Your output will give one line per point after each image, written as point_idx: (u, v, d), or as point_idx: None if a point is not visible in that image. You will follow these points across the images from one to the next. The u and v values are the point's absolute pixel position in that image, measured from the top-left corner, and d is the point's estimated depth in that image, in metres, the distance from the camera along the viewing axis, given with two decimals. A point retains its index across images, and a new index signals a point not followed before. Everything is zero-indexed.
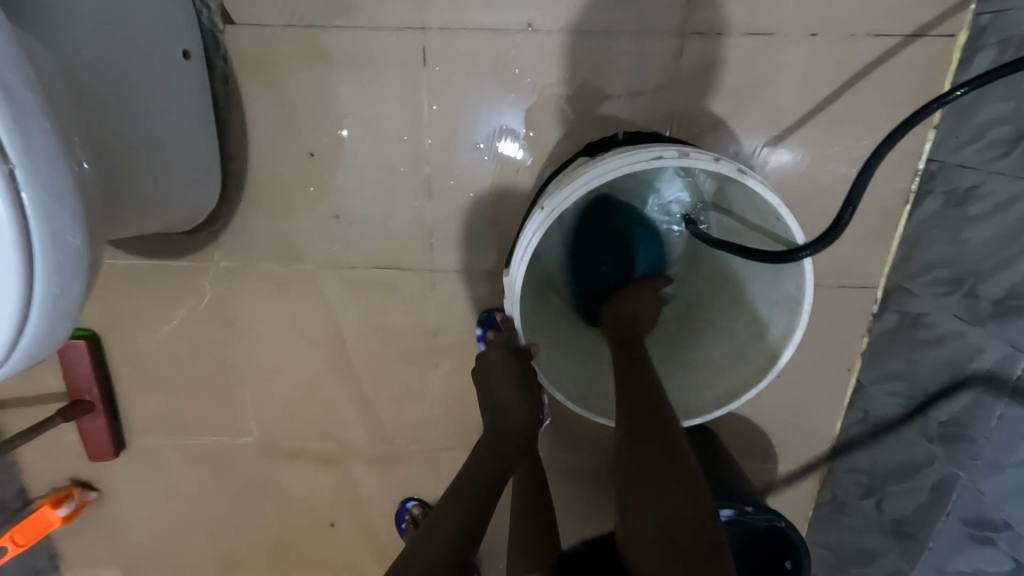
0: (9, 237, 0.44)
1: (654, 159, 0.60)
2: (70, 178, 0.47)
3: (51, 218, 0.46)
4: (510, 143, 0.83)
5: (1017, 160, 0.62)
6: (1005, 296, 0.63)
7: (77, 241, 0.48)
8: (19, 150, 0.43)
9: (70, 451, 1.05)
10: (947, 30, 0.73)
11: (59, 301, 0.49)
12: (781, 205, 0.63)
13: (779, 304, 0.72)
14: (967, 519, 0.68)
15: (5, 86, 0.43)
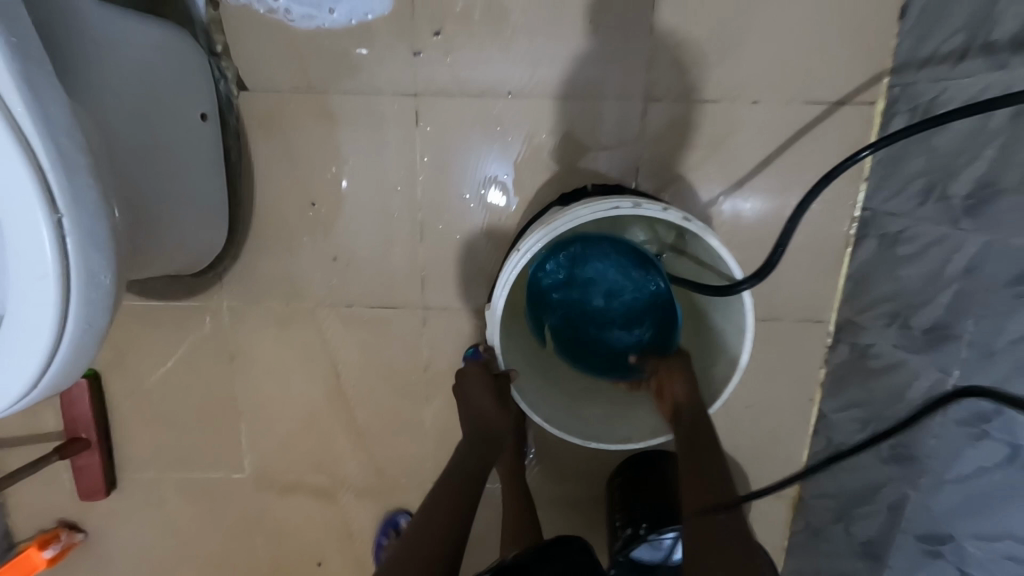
0: (53, 276, 0.50)
1: (611, 208, 0.69)
2: (106, 226, 0.55)
3: (88, 259, 0.53)
4: (496, 194, 0.91)
5: (934, 207, 0.72)
6: (934, 326, 0.72)
7: (109, 280, 0.55)
8: (68, 202, 0.51)
9: (63, 489, 1.07)
10: (869, 97, 0.84)
11: (86, 333, 0.55)
12: (722, 246, 0.72)
13: (731, 333, 0.79)
14: (920, 535, 0.73)
15: (61, 149, 0.51)
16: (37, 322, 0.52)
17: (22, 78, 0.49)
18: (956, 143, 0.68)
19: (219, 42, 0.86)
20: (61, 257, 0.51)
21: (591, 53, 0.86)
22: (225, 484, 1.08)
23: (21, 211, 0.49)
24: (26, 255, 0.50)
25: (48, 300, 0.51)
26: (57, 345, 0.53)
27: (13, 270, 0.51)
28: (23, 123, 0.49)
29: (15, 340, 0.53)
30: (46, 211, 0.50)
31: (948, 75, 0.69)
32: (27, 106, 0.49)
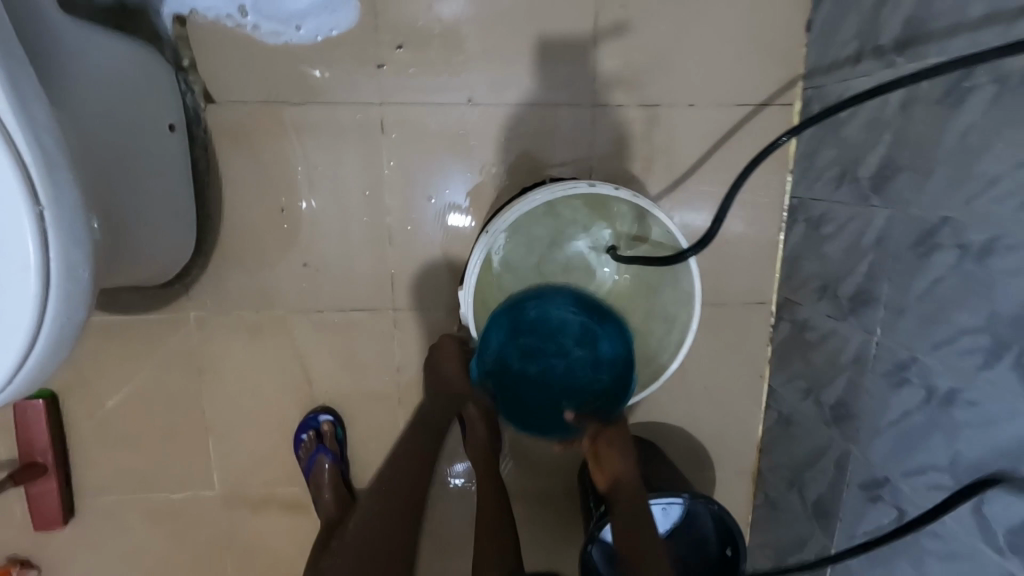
0: (33, 268, 0.52)
1: (570, 187, 0.81)
2: (84, 222, 0.56)
3: (68, 253, 0.54)
4: (459, 217, 0.97)
5: (848, 190, 0.82)
6: (857, 292, 0.81)
7: (88, 273, 0.56)
8: (49, 195, 0.52)
9: (16, 521, 1.02)
10: (787, 100, 0.95)
11: (65, 327, 0.56)
12: (667, 220, 0.83)
13: (681, 300, 0.88)
14: (861, 484, 0.81)
15: (42, 145, 0.53)
16: (15, 315, 0.53)
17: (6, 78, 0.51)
18: (860, 132, 0.79)
19: (186, 57, 0.88)
20: (41, 251, 0.52)
21: (543, 63, 0.93)
22: (192, 503, 1.05)
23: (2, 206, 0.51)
24: (6, 249, 0.51)
25: (28, 292, 0.52)
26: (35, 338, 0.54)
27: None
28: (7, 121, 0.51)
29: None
30: (28, 204, 0.51)
31: (850, 75, 0.81)
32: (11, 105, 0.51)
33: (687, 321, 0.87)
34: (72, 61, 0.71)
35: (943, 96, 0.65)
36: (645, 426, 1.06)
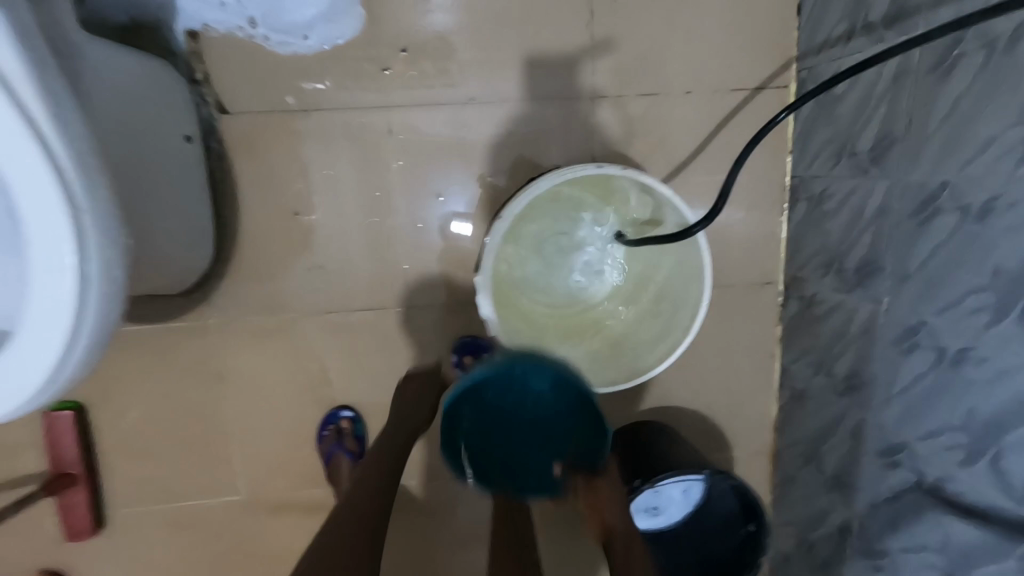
0: (72, 268, 0.54)
1: (579, 169, 0.79)
2: (117, 224, 0.59)
3: (103, 253, 0.57)
4: (462, 224, 1.00)
5: (846, 164, 0.84)
6: (861, 264, 0.82)
7: (120, 274, 0.59)
8: (86, 199, 0.55)
9: (45, 535, 1.03)
10: (782, 82, 0.98)
11: (99, 325, 0.58)
12: (675, 195, 0.80)
13: (690, 276, 0.88)
14: (880, 451, 0.82)
15: (80, 151, 0.56)
16: (55, 313, 0.55)
17: (45, 88, 0.54)
18: (853, 108, 0.81)
19: (199, 71, 0.91)
20: (79, 251, 0.55)
21: (543, 59, 0.95)
22: (215, 511, 1.05)
23: (43, 209, 0.54)
24: (47, 250, 0.54)
25: (67, 291, 0.55)
26: (74, 335, 0.56)
27: (36, 265, 0.55)
28: (43, 129, 0.53)
29: (34, 333, 0.56)
30: (66, 206, 0.54)
31: (842, 54, 0.83)
32: (49, 112, 0.54)
33: (699, 295, 0.85)
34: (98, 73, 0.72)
35: (934, 66, 0.67)
36: (660, 410, 1.07)
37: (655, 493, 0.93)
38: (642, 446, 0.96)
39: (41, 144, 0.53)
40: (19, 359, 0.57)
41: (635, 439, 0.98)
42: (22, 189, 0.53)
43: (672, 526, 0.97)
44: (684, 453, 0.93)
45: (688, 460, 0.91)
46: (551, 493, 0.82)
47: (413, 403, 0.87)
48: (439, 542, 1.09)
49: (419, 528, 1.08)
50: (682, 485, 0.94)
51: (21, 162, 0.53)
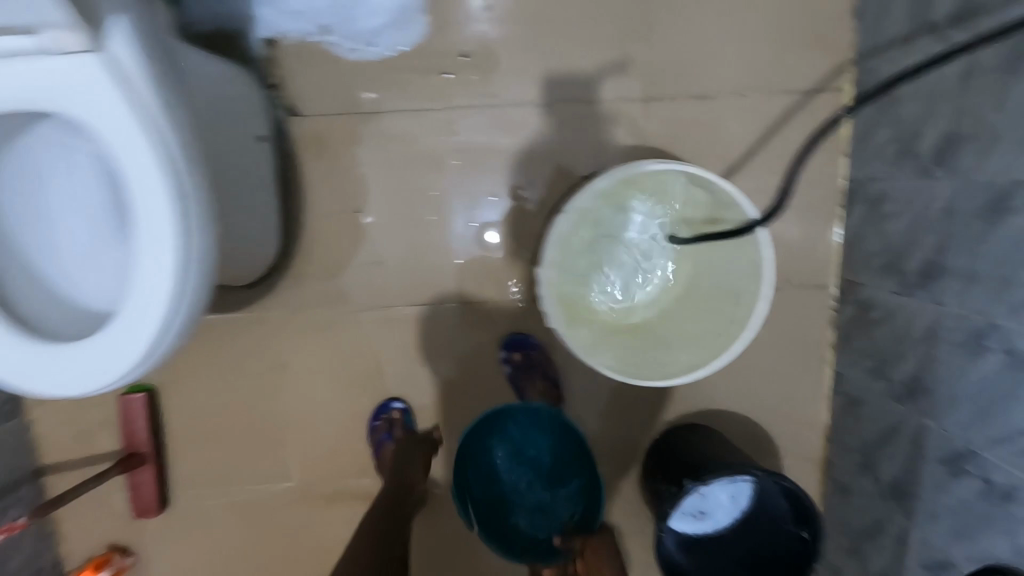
0: (174, 249, 0.59)
1: (643, 164, 0.79)
2: (212, 213, 0.64)
3: (201, 237, 0.62)
4: (491, 233, 1.03)
5: (907, 165, 0.83)
6: (924, 265, 0.81)
7: (212, 258, 0.64)
8: (189, 187, 0.61)
9: (115, 510, 1.09)
10: (838, 84, 0.98)
11: (191, 306, 0.63)
12: (738, 192, 0.78)
13: (747, 274, 0.85)
14: (943, 458, 0.80)
15: (184, 143, 0.61)
16: (156, 291, 0.60)
17: (159, 87, 0.60)
18: (917, 109, 0.81)
19: (275, 75, 0.97)
20: (183, 234, 0.60)
21: (598, 62, 0.98)
22: (272, 494, 1.09)
23: (154, 195, 0.59)
24: (154, 233, 0.59)
25: (170, 271, 0.60)
26: (169, 314, 0.61)
27: (143, 246, 0.60)
28: (156, 122, 0.59)
29: (135, 310, 0.60)
30: (172, 192, 0.59)
31: (904, 55, 0.83)
32: (161, 108, 0.59)
33: (757, 293, 0.83)
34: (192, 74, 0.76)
35: (1005, 64, 0.67)
36: (708, 413, 1.07)
37: (700, 497, 0.94)
38: (689, 447, 0.96)
39: (156, 136, 0.58)
40: (113, 336, 0.61)
41: (681, 441, 0.98)
42: (134, 176, 0.58)
43: (719, 533, 0.96)
44: (733, 453, 0.93)
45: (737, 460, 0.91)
46: (553, 561, 0.95)
47: (400, 458, 0.95)
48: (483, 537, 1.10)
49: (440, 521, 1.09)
50: (730, 490, 0.95)
51: (134, 152, 0.58)
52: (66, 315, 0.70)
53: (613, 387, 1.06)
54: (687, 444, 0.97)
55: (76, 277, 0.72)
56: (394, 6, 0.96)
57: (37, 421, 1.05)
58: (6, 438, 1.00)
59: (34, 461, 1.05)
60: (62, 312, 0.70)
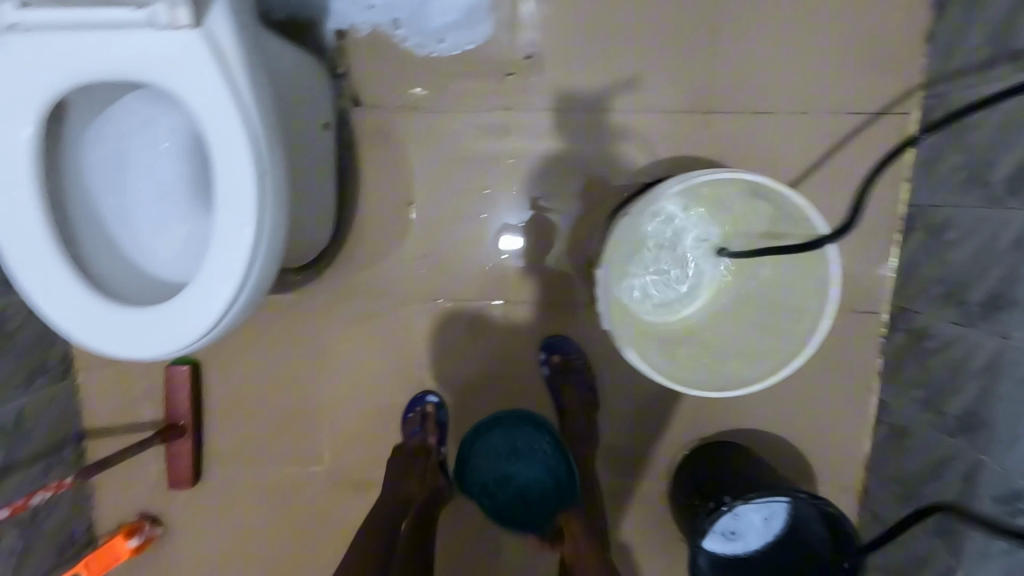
0: (252, 223, 0.61)
1: (711, 173, 0.78)
2: (286, 193, 0.66)
3: (274, 215, 0.63)
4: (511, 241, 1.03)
5: (976, 194, 0.82)
6: (989, 298, 0.79)
7: (282, 235, 0.66)
8: (269, 164, 0.62)
9: (149, 479, 1.11)
10: (904, 109, 0.96)
11: (259, 280, 0.65)
12: (807, 205, 0.77)
13: (810, 290, 0.83)
14: (997, 497, 0.77)
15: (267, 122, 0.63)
16: (230, 264, 0.62)
17: (251, 67, 0.62)
18: (991, 138, 0.79)
19: (343, 66, 1.00)
20: (259, 210, 0.62)
21: (661, 72, 0.98)
22: (303, 477, 1.10)
23: (235, 171, 0.61)
24: (233, 206, 0.61)
25: (244, 244, 0.61)
26: (241, 285, 0.62)
27: (221, 219, 0.61)
28: (244, 100, 0.61)
29: (208, 280, 0.62)
30: (255, 168, 0.61)
31: (979, 83, 0.82)
32: (251, 87, 0.61)
33: (821, 309, 0.81)
34: (278, 58, 0.80)
35: None
36: (744, 433, 1.05)
37: (733, 516, 0.93)
38: (725, 464, 0.94)
39: (245, 113, 0.61)
40: (183, 304, 0.63)
41: (719, 458, 0.97)
42: (219, 150, 0.61)
43: (749, 554, 0.94)
44: (769, 473, 0.91)
45: (776, 481, 0.89)
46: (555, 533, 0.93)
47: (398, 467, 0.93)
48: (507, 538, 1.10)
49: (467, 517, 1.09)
50: (763, 511, 0.93)
51: (224, 127, 0.60)
52: (139, 284, 0.73)
53: (649, 398, 1.05)
54: (725, 461, 0.95)
55: (152, 249, 0.76)
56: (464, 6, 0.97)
57: (85, 385, 1.08)
58: (56, 399, 1.03)
59: (79, 424, 1.08)
60: (135, 281, 0.73)
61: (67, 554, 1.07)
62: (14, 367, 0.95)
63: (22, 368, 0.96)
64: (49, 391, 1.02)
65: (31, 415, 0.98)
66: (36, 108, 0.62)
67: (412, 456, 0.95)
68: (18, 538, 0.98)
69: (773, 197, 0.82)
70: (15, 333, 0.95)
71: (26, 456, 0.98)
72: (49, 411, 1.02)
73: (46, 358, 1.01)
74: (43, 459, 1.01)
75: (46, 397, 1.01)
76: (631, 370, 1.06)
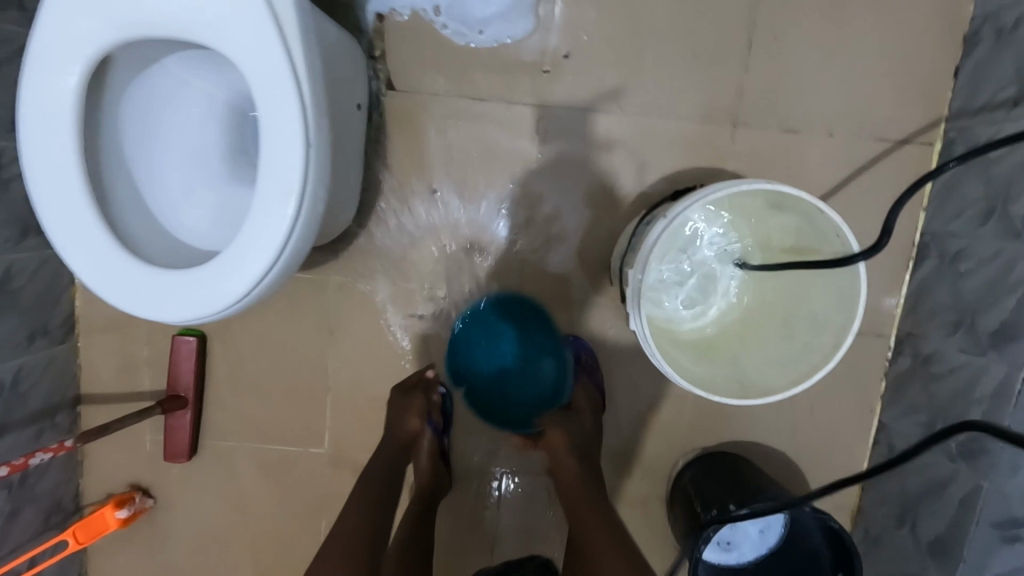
0: (296, 194, 0.62)
1: (753, 184, 0.77)
2: (328, 169, 0.67)
3: (315, 186, 0.65)
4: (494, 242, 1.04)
5: (993, 226, 0.84)
6: (999, 328, 0.82)
7: (321, 210, 0.67)
8: (316, 139, 0.64)
9: (144, 451, 1.09)
10: (926, 139, 0.99)
11: (296, 252, 0.66)
12: (842, 222, 0.77)
13: (836, 306, 0.83)
14: (996, 521, 0.79)
15: (316, 96, 0.64)
16: (270, 234, 0.63)
17: (307, 44, 0.63)
18: (1011, 173, 0.82)
19: (379, 48, 1.00)
20: (303, 180, 0.63)
21: (694, 82, 0.99)
22: (302, 458, 1.09)
23: (284, 143, 0.62)
24: (279, 174, 0.63)
25: (286, 215, 0.63)
26: (280, 256, 0.63)
27: (266, 186, 0.63)
28: (298, 71, 0.63)
29: (246, 247, 0.63)
30: (303, 141, 0.63)
31: (1003, 119, 0.85)
32: (306, 63, 0.63)
33: (848, 323, 0.81)
34: (324, 33, 0.80)
35: None
36: (746, 444, 1.06)
37: (732, 526, 0.94)
38: (726, 474, 0.95)
39: (297, 87, 0.62)
40: (219, 269, 0.64)
41: (721, 467, 0.97)
42: (271, 122, 0.63)
43: (743, 565, 0.95)
44: (768, 484, 0.91)
45: (776, 492, 0.89)
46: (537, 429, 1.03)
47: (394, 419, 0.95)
48: (503, 533, 1.10)
49: (467, 508, 1.09)
50: (761, 523, 0.94)
51: (278, 102, 0.62)
52: (169, 247, 0.73)
53: (657, 403, 1.06)
54: (730, 470, 0.96)
55: (184, 214, 0.76)
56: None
57: (85, 349, 1.06)
58: (55, 361, 1.01)
59: (75, 389, 1.06)
60: (164, 244, 0.73)
61: (53, 521, 1.05)
62: (16, 325, 0.93)
63: (23, 326, 0.94)
64: (49, 353, 1.00)
65: (29, 375, 0.96)
66: (86, 59, 0.62)
67: (409, 392, 0.97)
68: (6, 501, 0.95)
69: (807, 212, 0.81)
70: (21, 289, 0.93)
71: (22, 416, 0.96)
72: (48, 372, 1.00)
73: (48, 318, 0.99)
74: (37, 423, 0.98)
75: (45, 358, 0.99)
76: (641, 375, 1.06)
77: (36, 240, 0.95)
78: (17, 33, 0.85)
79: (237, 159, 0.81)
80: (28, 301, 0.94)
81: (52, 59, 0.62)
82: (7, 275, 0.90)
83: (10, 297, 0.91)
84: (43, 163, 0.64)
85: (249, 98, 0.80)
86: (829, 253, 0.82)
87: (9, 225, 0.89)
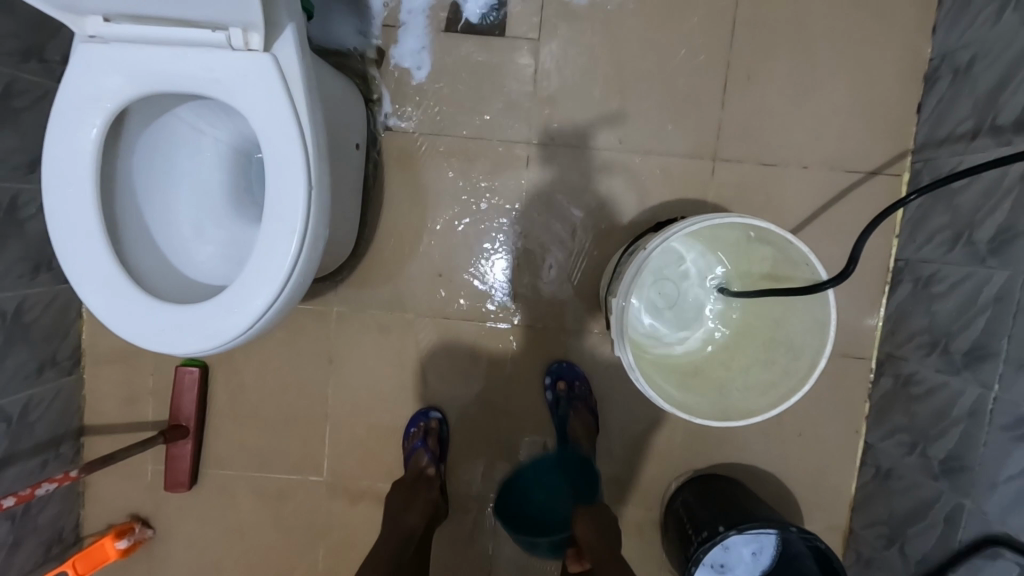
0: (297, 232, 0.67)
1: (726, 215, 0.81)
2: (329, 207, 0.73)
3: (316, 225, 0.70)
4: (488, 280, 1.08)
5: (962, 251, 0.89)
6: (972, 348, 0.85)
7: (321, 246, 0.72)
8: (318, 181, 0.69)
9: (144, 481, 1.11)
10: (895, 170, 1.04)
11: (297, 285, 0.70)
12: (810, 252, 0.81)
13: (811, 331, 0.87)
14: (977, 538, 0.82)
15: (318, 140, 0.70)
16: (274, 268, 0.67)
17: (309, 96, 0.69)
18: (974, 201, 0.87)
19: (376, 92, 1.06)
20: (305, 218, 0.68)
21: (676, 120, 1.05)
22: (300, 487, 1.11)
23: (289, 186, 0.68)
24: (283, 213, 0.67)
25: (288, 251, 0.67)
26: (282, 291, 0.68)
27: (270, 224, 0.67)
28: (302, 119, 0.69)
29: (250, 282, 0.67)
30: (305, 182, 0.68)
31: (964, 150, 0.91)
32: (308, 113, 0.69)
33: (820, 349, 0.85)
34: (325, 82, 0.86)
35: None
36: (736, 466, 1.08)
37: (722, 548, 0.96)
38: (718, 494, 0.97)
39: (297, 131, 0.68)
40: (222, 305, 0.68)
41: (712, 490, 0.99)
42: (274, 165, 0.68)
43: None
44: (758, 505, 0.93)
45: (768, 512, 0.91)
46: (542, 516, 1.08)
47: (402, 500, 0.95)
48: (499, 560, 1.11)
49: (465, 534, 1.10)
50: (753, 545, 0.96)
51: (282, 146, 0.68)
52: (176, 282, 0.78)
53: (648, 426, 1.09)
54: (720, 492, 0.98)
55: (190, 250, 0.81)
56: (417, 10, 1.05)
57: (90, 381, 1.09)
58: (61, 392, 1.04)
59: (79, 420, 1.08)
60: (171, 279, 0.78)
61: (52, 553, 1.06)
62: (25, 358, 0.96)
63: (32, 358, 0.97)
64: (55, 384, 1.03)
65: (36, 406, 0.99)
66: (106, 111, 0.68)
67: (412, 485, 0.98)
68: (8, 533, 0.97)
69: (782, 243, 0.85)
70: (32, 323, 0.96)
71: (28, 447, 0.98)
72: (54, 404, 1.03)
73: (56, 351, 1.02)
74: (41, 454, 1.01)
75: (52, 390, 1.02)
76: (633, 397, 1.09)
77: (48, 275, 0.99)
78: (37, 83, 0.91)
79: (240, 201, 0.86)
80: (38, 334, 0.98)
81: (74, 111, 0.67)
82: (19, 309, 0.94)
83: (21, 331, 0.94)
84: (62, 208, 0.69)
85: (252, 141, 0.87)
86: (802, 280, 0.86)
87: (24, 261, 0.94)
